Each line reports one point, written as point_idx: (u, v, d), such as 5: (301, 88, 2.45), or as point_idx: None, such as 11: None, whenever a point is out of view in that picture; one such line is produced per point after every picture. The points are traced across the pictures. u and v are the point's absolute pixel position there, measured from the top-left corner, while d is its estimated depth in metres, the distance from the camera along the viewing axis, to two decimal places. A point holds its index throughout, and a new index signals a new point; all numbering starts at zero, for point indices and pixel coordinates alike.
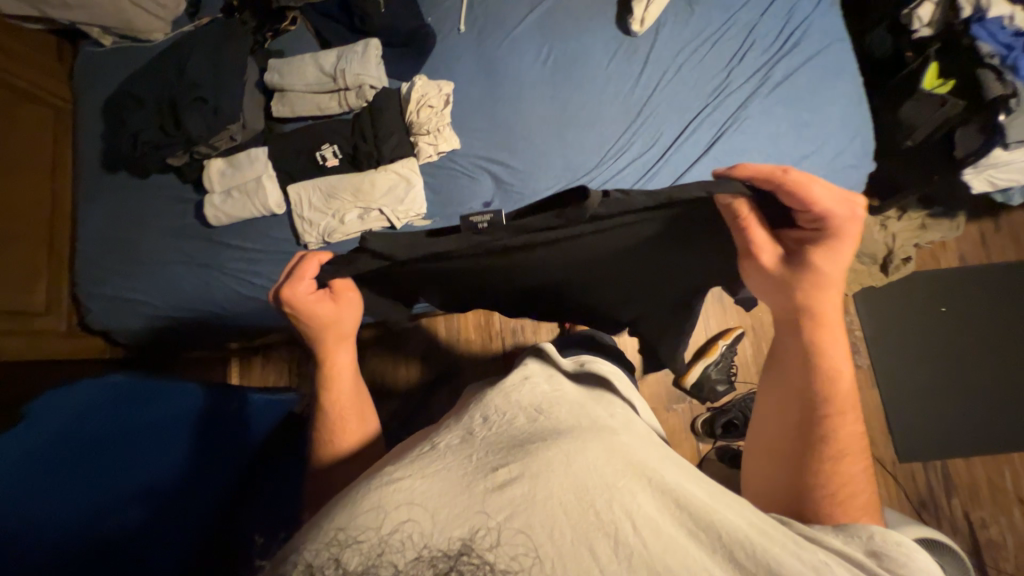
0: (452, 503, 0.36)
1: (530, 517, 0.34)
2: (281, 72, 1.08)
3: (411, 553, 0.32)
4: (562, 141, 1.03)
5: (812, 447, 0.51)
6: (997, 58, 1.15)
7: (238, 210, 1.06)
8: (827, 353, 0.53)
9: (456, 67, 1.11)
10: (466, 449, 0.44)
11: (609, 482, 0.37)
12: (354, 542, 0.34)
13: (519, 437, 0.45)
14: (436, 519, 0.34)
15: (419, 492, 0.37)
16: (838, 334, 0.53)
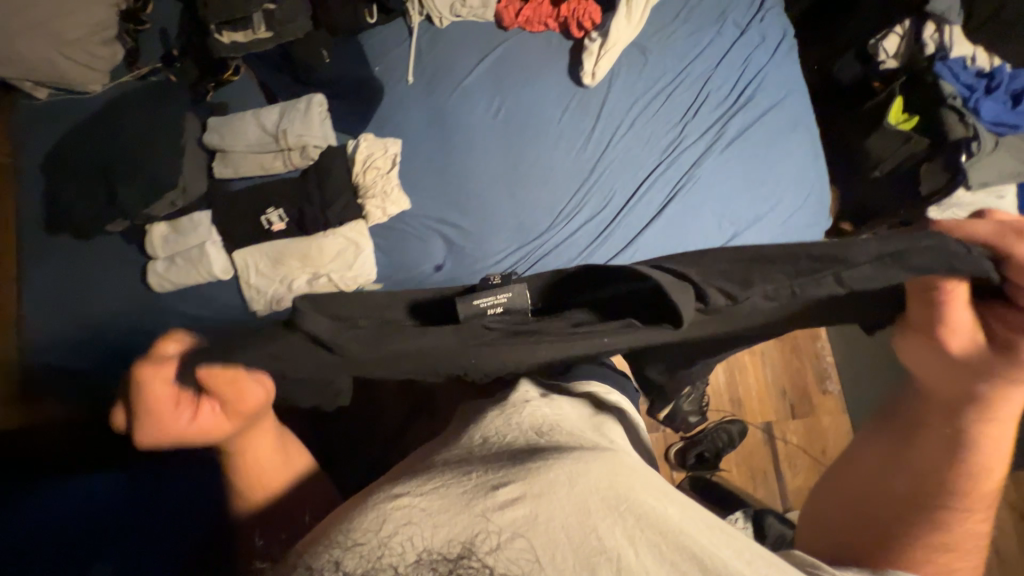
0: (449, 513, 0.41)
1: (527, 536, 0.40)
2: (221, 133, 1.03)
3: (411, 556, 0.38)
4: (514, 200, 1.01)
5: (930, 525, 0.48)
6: (960, 99, 1.11)
7: (183, 278, 1.03)
8: (981, 449, 0.48)
9: (405, 120, 1.07)
10: (459, 460, 0.50)
11: (604, 507, 0.43)
12: (355, 544, 0.40)
13: (516, 452, 0.50)
14: (435, 530, 0.40)
15: (419, 501, 0.43)
16: (1004, 434, 0.48)
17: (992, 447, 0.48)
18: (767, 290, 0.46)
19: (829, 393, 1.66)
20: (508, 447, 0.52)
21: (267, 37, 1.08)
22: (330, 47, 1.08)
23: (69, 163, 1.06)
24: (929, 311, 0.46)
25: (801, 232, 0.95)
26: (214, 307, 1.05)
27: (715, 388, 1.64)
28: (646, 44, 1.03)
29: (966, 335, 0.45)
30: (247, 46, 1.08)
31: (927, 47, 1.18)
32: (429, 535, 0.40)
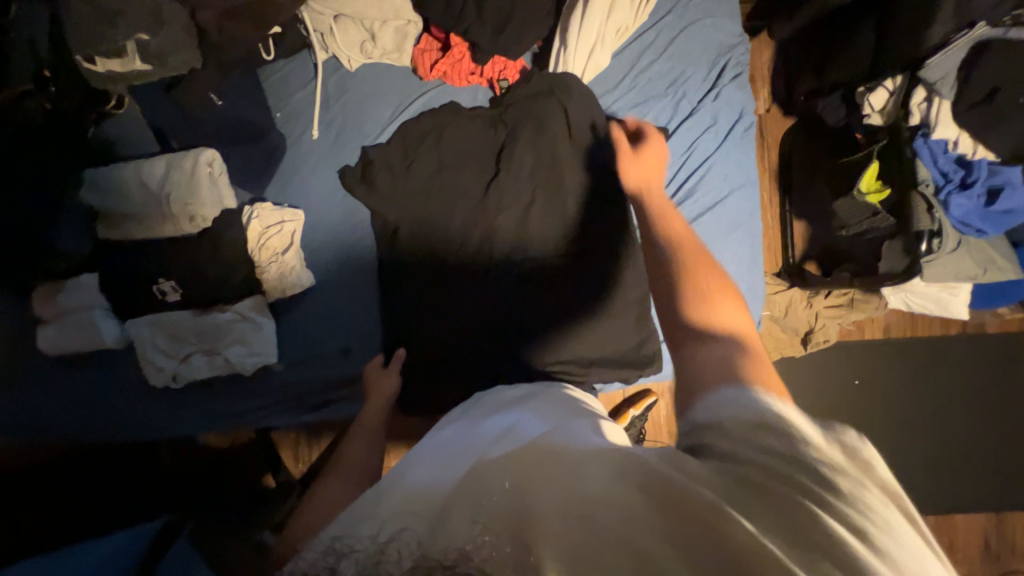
0: (435, 520, 0.44)
1: (483, 521, 0.41)
2: (100, 190, 0.92)
3: (408, 560, 0.41)
4: (429, 289, 0.90)
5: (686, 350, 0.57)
6: (931, 187, 1.04)
7: (74, 345, 0.97)
8: (716, 317, 0.60)
9: (310, 181, 0.97)
10: (427, 481, 0.52)
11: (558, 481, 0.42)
12: (348, 552, 0.45)
13: (490, 452, 0.52)
14: (428, 535, 0.42)
15: (409, 528, 0.44)
16: (726, 309, 0.61)
17: (725, 323, 0.59)
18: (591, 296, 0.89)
19: None
20: (485, 449, 0.54)
21: (148, 69, 0.87)
22: (220, 88, 0.91)
23: None
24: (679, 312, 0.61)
25: None
26: (112, 371, 1.00)
27: (653, 421, 1.71)
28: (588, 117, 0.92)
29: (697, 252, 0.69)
30: (127, 79, 0.88)
31: (911, 116, 1.03)
32: (424, 541, 0.42)
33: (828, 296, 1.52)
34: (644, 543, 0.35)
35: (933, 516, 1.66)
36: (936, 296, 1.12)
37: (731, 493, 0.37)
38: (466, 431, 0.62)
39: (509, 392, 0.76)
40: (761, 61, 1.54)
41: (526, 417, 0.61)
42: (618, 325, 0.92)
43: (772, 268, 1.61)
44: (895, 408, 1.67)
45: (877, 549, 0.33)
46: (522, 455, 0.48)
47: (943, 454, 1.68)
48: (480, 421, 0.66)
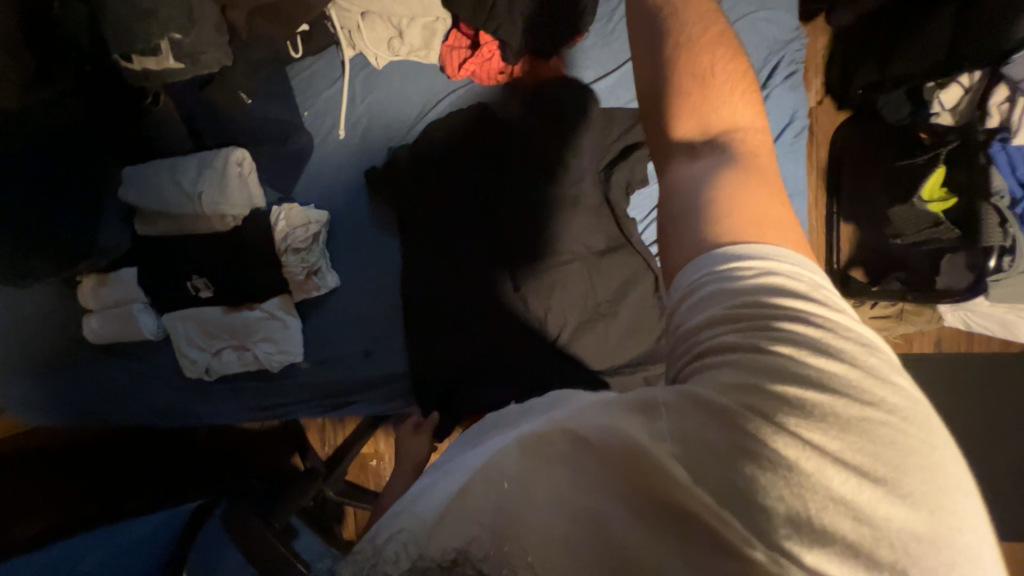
0: (435, 521, 0.43)
1: (479, 511, 0.41)
2: (136, 188, 0.94)
3: (407, 561, 0.42)
4: (451, 296, 0.90)
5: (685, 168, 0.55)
6: (1006, 198, 0.96)
7: (117, 336, 1.01)
8: (714, 122, 0.56)
9: (337, 182, 0.97)
10: (441, 490, 0.48)
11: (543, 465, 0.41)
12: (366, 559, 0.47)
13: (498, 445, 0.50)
14: (426, 537, 0.43)
15: (412, 528, 0.45)
16: (729, 112, 0.57)
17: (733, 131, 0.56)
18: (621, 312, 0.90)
19: None
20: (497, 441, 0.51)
21: (183, 67, 0.84)
22: (250, 86, 0.91)
23: None
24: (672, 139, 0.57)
25: None
26: (151, 361, 1.05)
27: None
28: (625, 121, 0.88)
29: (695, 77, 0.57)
30: (163, 78, 0.85)
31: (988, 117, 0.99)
32: (423, 543, 0.43)
33: (874, 308, 1.43)
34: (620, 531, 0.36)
35: None
36: (1001, 318, 1.02)
37: (703, 462, 0.37)
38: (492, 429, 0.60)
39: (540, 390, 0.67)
40: (813, 48, 1.40)
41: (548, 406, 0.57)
42: (639, 336, 0.92)
43: (813, 273, 1.48)
44: (940, 428, 1.57)
45: (874, 483, 0.35)
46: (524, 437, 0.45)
47: (991, 479, 1.57)
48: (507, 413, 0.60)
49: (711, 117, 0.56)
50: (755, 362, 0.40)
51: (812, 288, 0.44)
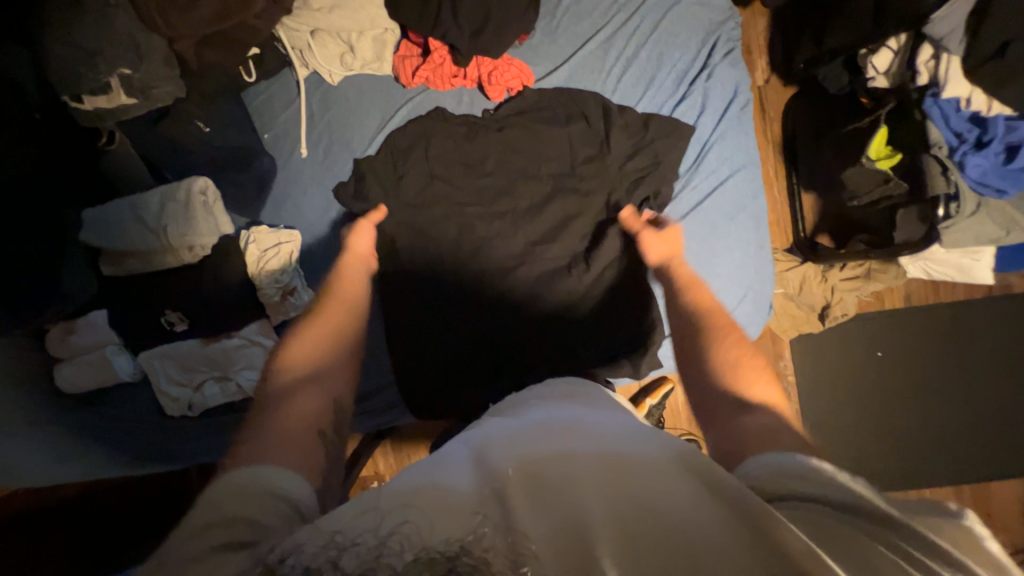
0: (454, 508, 0.42)
1: (531, 517, 0.41)
2: (99, 229, 0.93)
3: (409, 556, 0.39)
4: (432, 299, 0.90)
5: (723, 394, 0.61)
6: (946, 149, 0.97)
7: (91, 383, 0.98)
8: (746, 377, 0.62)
9: (304, 201, 0.96)
10: (457, 473, 0.47)
11: (606, 482, 0.43)
12: (351, 544, 0.40)
13: (510, 439, 0.51)
14: (434, 526, 0.41)
15: (418, 507, 0.42)
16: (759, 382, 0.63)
17: (764, 391, 0.61)
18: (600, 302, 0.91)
19: None
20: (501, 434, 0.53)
21: (134, 102, 0.84)
22: (204, 115, 0.90)
23: None
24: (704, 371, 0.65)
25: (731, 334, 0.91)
26: (132, 405, 1.02)
27: (672, 408, 1.71)
28: (576, 105, 0.89)
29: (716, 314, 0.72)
30: (113, 115, 0.84)
31: (918, 76, 0.98)
32: (428, 533, 0.40)
33: (843, 269, 1.48)
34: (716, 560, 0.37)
35: (969, 485, 1.62)
36: (958, 262, 1.07)
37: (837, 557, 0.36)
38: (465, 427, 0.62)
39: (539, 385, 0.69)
40: (754, 31, 1.50)
41: (555, 399, 0.61)
42: (621, 318, 0.92)
43: (781, 245, 1.58)
44: (920, 377, 1.63)
45: None
46: (552, 445, 0.49)
47: (975, 420, 1.63)
48: (515, 412, 0.59)
49: (751, 386, 0.61)
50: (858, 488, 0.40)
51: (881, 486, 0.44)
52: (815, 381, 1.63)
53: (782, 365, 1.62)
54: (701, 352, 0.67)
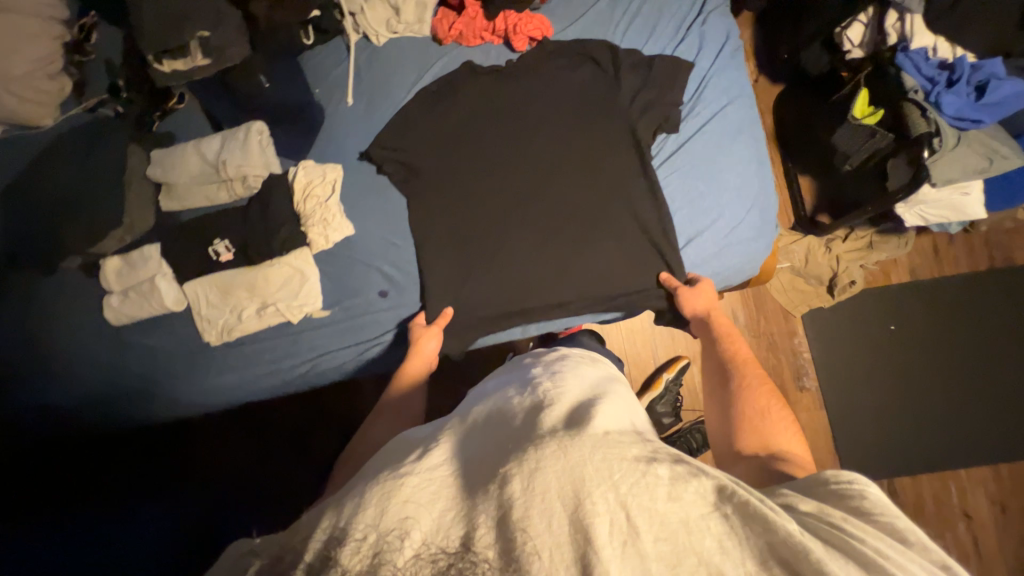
0: (445, 506, 0.51)
1: (514, 498, 0.49)
2: (164, 166, 1.04)
3: (411, 554, 0.45)
4: (465, 221, 1.01)
5: (751, 428, 0.80)
6: (921, 93, 1.08)
7: (137, 311, 1.05)
8: (769, 416, 0.81)
9: (347, 144, 1.07)
10: (445, 467, 0.57)
11: (611, 471, 0.50)
12: (348, 538, 0.47)
13: (519, 432, 0.61)
14: (431, 526, 0.48)
15: (416, 501, 0.51)
16: (783, 424, 0.80)
17: (782, 429, 0.79)
18: (614, 221, 0.99)
19: (805, 389, 1.62)
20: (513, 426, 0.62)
21: (207, 64, 1.02)
22: (268, 71, 1.06)
23: (21, 198, 1.06)
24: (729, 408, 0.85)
25: (742, 245, 1.00)
26: (170, 338, 1.07)
27: (689, 389, 1.70)
28: (587, 55, 1.03)
29: (744, 364, 0.91)
30: (188, 73, 1.03)
31: (888, 38, 1.12)
32: (428, 531, 0.48)
33: (846, 240, 1.56)
34: (706, 559, 0.44)
35: (1005, 466, 1.56)
36: (950, 199, 1.13)
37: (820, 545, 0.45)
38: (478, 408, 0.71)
39: (526, 374, 0.82)
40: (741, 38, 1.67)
41: (533, 389, 0.73)
42: (635, 240, 1.00)
43: (785, 224, 1.65)
44: (937, 352, 1.63)
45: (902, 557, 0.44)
46: (560, 431, 0.57)
47: (1000, 395, 1.60)
48: (501, 403, 0.71)
49: (773, 427, 0.79)
50: (834, 514, 0.50)
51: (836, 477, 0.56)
52: (832, 358, 1.63)
53: (797, 341, 1.64)
54: (732, 396, 0.86)
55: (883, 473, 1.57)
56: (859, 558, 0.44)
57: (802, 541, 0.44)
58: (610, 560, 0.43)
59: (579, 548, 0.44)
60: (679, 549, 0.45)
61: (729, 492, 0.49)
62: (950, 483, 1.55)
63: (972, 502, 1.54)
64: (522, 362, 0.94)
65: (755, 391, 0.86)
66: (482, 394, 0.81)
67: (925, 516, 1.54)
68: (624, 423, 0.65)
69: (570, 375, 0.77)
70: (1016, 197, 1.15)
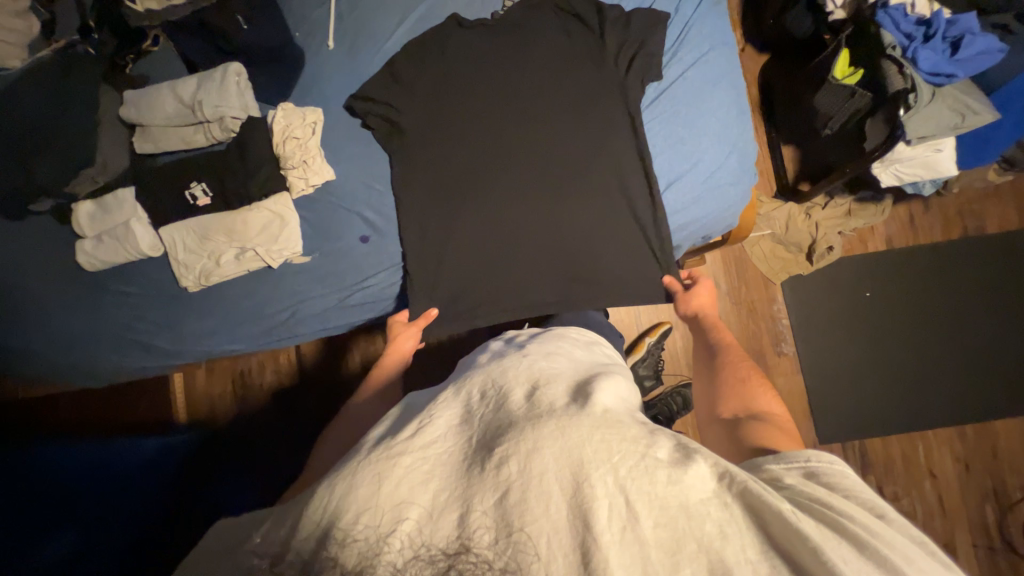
0: (441, 493, 0.53)
1: (513, 491, 0.51)
2: (138, 106, 1.01)
3: (412, 556, 0.49)
4: (446, 168, 1.00)
5: (734, 403, 0.82)
6: (899, 50, 1.08)
7: (111, 255, 1.02)
8: (755, 395, 0.82)
9: (328, 88, 1.05)
10: (442, 451, 0.59)
11: (610, 454, 0.52)
12: (351, 541, 0.50)
13: (512, 407, 0.62)
14: (431, 525, 0.51)
15: (415, 497, 0.53)
16: (771, 403, 0.81)
17: (769, 406, 0.80)
18: (598, 167, 1.00)
19: (783, 354, 1.66)
20: (509, 399, 0.64)
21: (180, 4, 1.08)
22: (246, 12, 1.03)
23: None
24: (714, 388, 0.88)
25: (721, 191, 1.02)
26: (147, 284, 1.05)
27: (671, 354, 1.73)
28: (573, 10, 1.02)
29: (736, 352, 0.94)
30: (161, 14, 1.08)
31: None
32: (429, 528, 0.51)
33: (825, 207, 1.59)
34: (705, 543, 0.46)
35: (970, 426, 1.62)
36: (924, 156, 1.15)
37: (823, 533, 0.46)
38: (474, 375, 0.73)
39: (521, 344, 0.82)
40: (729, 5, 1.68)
41: (528, 358, 0.73)
42: (619, 188, 1.00)
43: (767, 193, 1.66)
44: (910, 318, 1.68)
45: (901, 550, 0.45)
46: (558, 411, 0.59)
47: (966, 359, 1.66)
48: (494, 370, 0.72)
49: (754, 400, 0.81)
50: (818, 489, 0.52)
51: (827, 462, 0.57)
52: (808, 322, 1.67)
53: (777, 307, 1.67)
54: (721, 378, 0.89)
55: (855, 433, 1.62)
56: (853, 539, 0.46)
57: (799, 522, 0.45)
58: (607, 547, 0.46)
59: (577, 535, 0.47)
60: (679, 535, 0.46)
61: (729, 477, 0.50)
62: (918, 443, 1.61)
63: (937, 462, 1.60)
64: (523, 333, 0.93)
65: (742, 373, 0.88)
66: (476, 362, 0.82)
67: (893, 473, 1.60)
68: (621, 401, 0.66)
69: (562, 349, 0.79)
70: (987, 153, 1.18)
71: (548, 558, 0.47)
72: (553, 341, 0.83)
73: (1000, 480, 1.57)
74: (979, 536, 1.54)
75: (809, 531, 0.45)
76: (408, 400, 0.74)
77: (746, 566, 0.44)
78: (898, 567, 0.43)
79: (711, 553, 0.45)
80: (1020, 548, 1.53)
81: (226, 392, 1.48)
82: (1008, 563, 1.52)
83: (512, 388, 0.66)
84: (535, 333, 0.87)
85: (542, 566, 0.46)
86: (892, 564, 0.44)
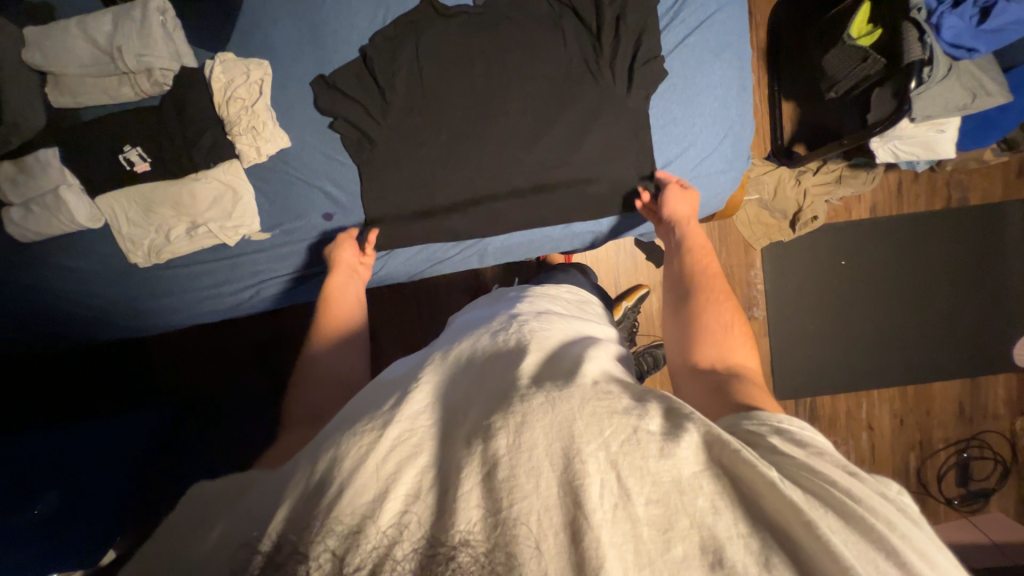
0: (412, 466, 0.45)
1: (501, 468, 0.43)
2: (43, 49, 0.85)
3: (397, 547, 0.41)
4: (415, 142, 0.92)
5: (711, 358, 0.69)
6: (924, 12, 0.99)
7: (44, 227, 0.88)
8: (731, 347, 0.71)
9: (275, 37, 0.91)
10: (418, 415, 0.49)
11: (601, 427, 0.45)
12: (310, 531, 0.42)
13: (501, 374, 0.53)
14: (405, 507, 0.43)
15: (378, 471, 0.44)
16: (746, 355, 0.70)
17: (744, 365, 0.69)
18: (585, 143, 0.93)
19: (754, 318, 1.70)
20: (506, 362, 0.55)
21: None
22: None
23: None
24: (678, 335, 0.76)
25: (709, 179, 0.99)
26: (89, 259, 0.94)
27: (645, 316, 1.76)
28: (568, 5, 0.92)
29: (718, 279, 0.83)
30: None
31: None
32: (408, 516, 0.42)
33: (816, 173, 1.52)
34: (700, 519, 0.41)
35: (912, 386, 1.75)
36: (925, 136, 1.10)
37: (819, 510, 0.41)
38: (458, 340, 0.64)
39: (507, 306, 0.74)
40: None
41: (514, 320, 0.65)
42: (604, 167, 0.95)
43: (759, 154, 1.58)
44: (877, 285, 1.72)
45: (894, 527, 0.41)
46: (546, 380, 0.51)
47: (920, 325, 1.75)
48: (475, 333, 0.64)
49: (731, 355, 0.69)
50: (796, 452, 0.47)
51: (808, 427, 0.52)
52: (782, 287, 1.70)
53: (754, 273, 1.68)
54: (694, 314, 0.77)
55: (809, 392, 1.73)
56: (841, 510, 0.41)
57: (789, 492, 0.41)
58: (597, 523, 0.40)
59: (567, 512, 0.41)
60: (671, 511, 0.41)
61: (719, 448, 0.45)
62: (863, 400, 1.74)
63: (877, 416, 1.75)
64: (506, 291, 0.88)
65: (722, 315, 0.76)
66: (450, 329, 0.74)
67: (837, 427, 1.74)
68: (613, 368, 0.60)
69: (548, 311, 0.72)
70: (990, 136, 1.13)
71: (540, 542, 0.40)
72: (538, 302, 0.75)
73: (927, 434, 1.74)
74: (901, 478, 1.74)
75: (797, 500, 0.41)
76: (387, 369, 0.64)
77: (738, 541, 0.40)
78: (887, 539, 0.39)
79: (702, 530, 0.41)
80: (930, 489, 1.74)
81: (202, 352, 1.33)
82: (920, 500, 1.74)
83: (500, 352, 0.58)
84: (519, 295, 0.79)
85: (534, 548, 0.40)
86: (878, 534, 0.40)
